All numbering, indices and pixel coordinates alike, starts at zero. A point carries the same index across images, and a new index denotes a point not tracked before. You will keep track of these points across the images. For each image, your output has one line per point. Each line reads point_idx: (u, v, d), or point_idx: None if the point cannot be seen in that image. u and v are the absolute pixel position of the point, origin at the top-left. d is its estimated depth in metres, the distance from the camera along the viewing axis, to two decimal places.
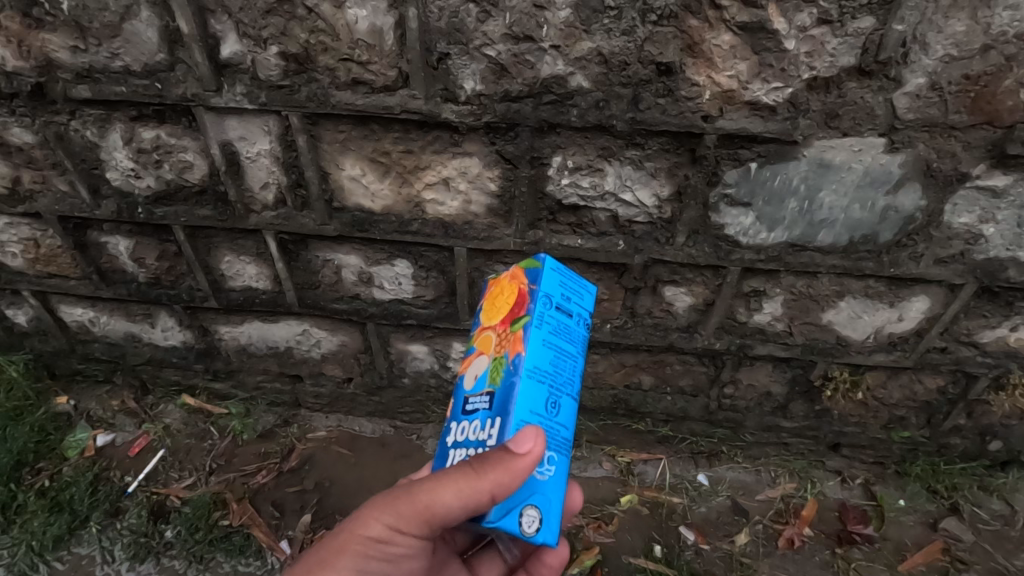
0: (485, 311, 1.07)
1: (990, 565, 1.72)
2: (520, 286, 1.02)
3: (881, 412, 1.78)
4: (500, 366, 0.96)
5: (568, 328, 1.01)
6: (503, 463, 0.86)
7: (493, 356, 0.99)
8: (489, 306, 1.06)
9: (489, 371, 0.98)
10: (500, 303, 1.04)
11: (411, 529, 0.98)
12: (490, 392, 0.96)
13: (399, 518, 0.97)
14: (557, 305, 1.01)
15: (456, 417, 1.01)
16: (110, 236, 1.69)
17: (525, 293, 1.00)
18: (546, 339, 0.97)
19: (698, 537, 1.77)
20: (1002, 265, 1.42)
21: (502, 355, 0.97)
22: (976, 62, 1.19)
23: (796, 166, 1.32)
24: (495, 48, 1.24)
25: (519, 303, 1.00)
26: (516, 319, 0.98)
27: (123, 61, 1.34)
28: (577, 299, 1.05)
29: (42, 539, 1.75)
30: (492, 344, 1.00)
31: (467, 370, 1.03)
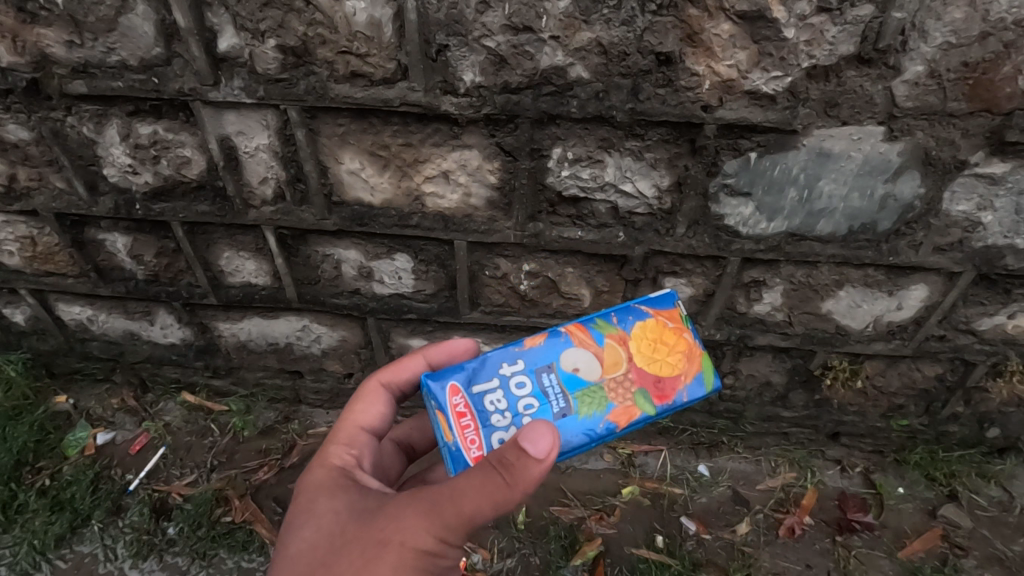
0: (641, 339, 1.14)
1: (989, 552, 1.73)
2: (682, 376, 1.12)
3: (880, 401, 1.79)
4: (599, 410, 1.08)
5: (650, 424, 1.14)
6: (528, 467, 0.89)
7: (603, 388, 1.09)
8: (647, 342, 1.13)
9: (589, 390, 1.08)
10: (658, 362, 1.12)
11: (459, 535, 0.94)
12: (571, 414, 1.07)
13: (449, 527, 0.92)
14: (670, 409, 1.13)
15: (534, 368, 1.09)
16: (107, 233, 1.68)
17: (671, 393, 1.11)
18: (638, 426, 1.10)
19: (700, 527, 1.78)
20: (1000, 252, 1.43)
21: (607, 405, 1.08)
22: (974, 49, 1.19)
23: (795, 155, 1.32)
24: (494, 39, 1.23)
25: (661, 389, 1.11)
26: (644, 396, 1.10)
27: (119, 56, 1.33)
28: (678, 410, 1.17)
29: (44, 538, 1.74)
30: (613, 375, 1.10)
31: (579, 347, 1.11)
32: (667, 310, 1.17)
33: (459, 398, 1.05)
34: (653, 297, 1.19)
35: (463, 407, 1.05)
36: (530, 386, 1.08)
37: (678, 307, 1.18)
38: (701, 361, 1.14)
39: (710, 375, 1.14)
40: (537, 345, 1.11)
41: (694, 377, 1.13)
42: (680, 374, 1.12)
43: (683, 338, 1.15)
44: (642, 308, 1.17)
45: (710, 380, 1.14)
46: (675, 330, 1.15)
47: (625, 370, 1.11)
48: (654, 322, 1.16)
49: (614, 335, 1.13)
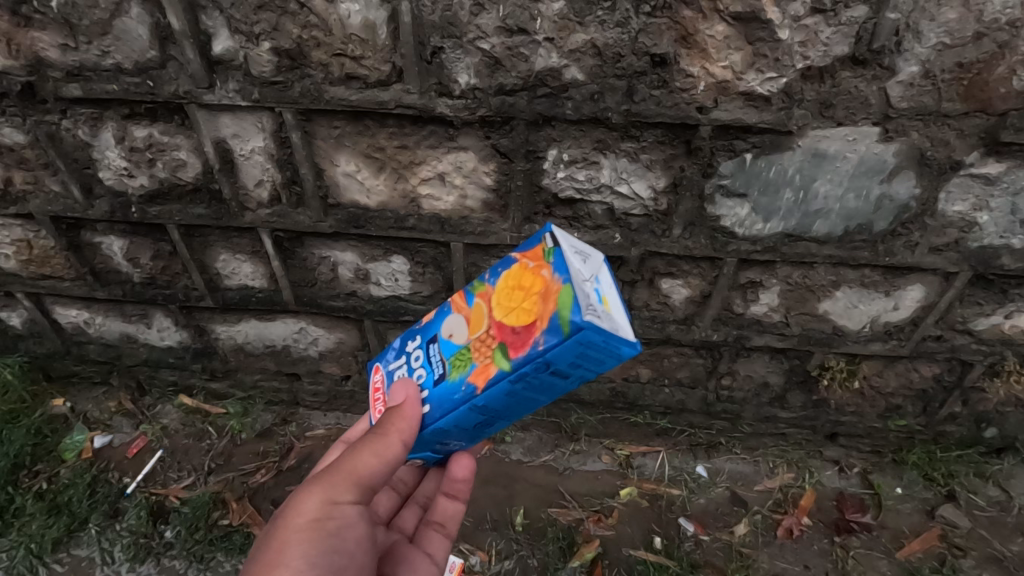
0: (504, 289, 0.90)
1: (988, 551, 1.73)
2: (538, 323, 0.82)
3: (877, 401, 1.79)
4: (462, 373, 0.92)
5: (550, 388, 0.87)
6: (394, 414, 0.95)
7: (468, 351, 0.92)
8: (506, 291, 0.90)
9: (456, 359, 0.93)
10: (518, 308, 0.86)
11: (347, 493, 0.98)
12: (443, 379, 0.94)
13: (331, 485, 0.98)
14: (552, 368, 0.83)
15: (430, 336, 1.01)
16: (104, 236, 1.68)
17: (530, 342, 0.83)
18: (510, 388, 0.87)
19: (698, 529, 1.78)
20: (996, 252, 1.43)
21: (470, 365, 0.90)
22: (969, 50, 1.19)
23: (791, 156, 1.32)
24: (489, 41, 1.24)
25: (521, 340, 0.84)
26: (503, 350, 0.87)
27: (114, 59, 1.33)
28: (586, 370, 0.83)
29: (41, 542, 1.74)
30: (476, 335, 0.91)
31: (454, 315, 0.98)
32: (533, 247, 0.89)
33: (377, 376, 1.09)
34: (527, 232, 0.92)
35: (380, 380, 1.08)
36: (421, 357, 1.00)
37: (547, 239, 0.88)
38: (558, 297, 0.81)
39: (567, 313, 0.78)
40: (430, 319, 1.03)
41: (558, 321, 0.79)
42: (542, 321, 0.82)
43: (541, 276, 0.85)
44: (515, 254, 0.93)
45: (568, 322, 0.78)
46: (535, 270, 0.87)
47: (491, 322, 0.90)
48: (518, 267, 0.90)
49: (484, 292, 0.94)
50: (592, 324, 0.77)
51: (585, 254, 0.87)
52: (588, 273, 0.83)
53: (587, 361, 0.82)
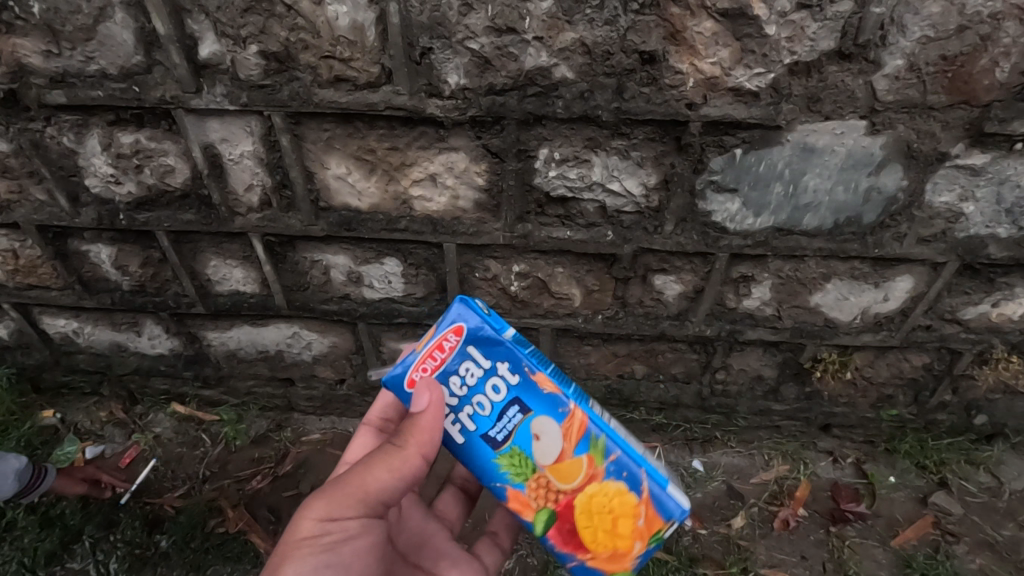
0: (602, 492, 1.04)
1: (980, 537, 1.75)
2: (590, 551, 1.06)
3: (869, 391, 1.81)
4: (513, 476, 1.06)
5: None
6: (417, 427, 1.02)
7: (535, 471, 1.05)
8: (587, 496, 1.05)
9: (514, 463, 1.06)
10: (590, 517, 1.05)
11: (347, 510, 1.00)
12: (491, 445, 1.06)
13: (336, 501, 0.99)
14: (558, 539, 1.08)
15: (516, 396, 1.05)
16: (91, 244, 1.66)
17: (570, 549, 1.08)
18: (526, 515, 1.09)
19: (695, 523, 1.79)
20: (982, 242, 1.45)
21: (519, 483, 1.06)
22: (952, 42, 1.21)
23: (780, 150, 1.33)
24: (477, 41, 1.23)
25: (565, 538, 1.07)
26: (549, 518, 1.06)
27: (99, 65, 1.32)
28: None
29: (34, 556, 1.71)
30: (550, 478, 1.05)
31: (551, 427, 1.05)
32: (653, 516, 1.03)
33: (455, 338, 1.06)
34: (669, 496, 1.02)
35: (449, 351, 1.06)
36: (499, 400, 1.05)
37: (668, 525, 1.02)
38: (614, 568, 1.06)
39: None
40: (542, 385, 1.05)
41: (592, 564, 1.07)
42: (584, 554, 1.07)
43: (630, 544, 1.04)
44: (646, 482, 1.03)
45: None
46: (638, 529, 1.03)
47: (565, 489, 1.05)
48: (632, 498, 1.03)
49: (593, 462, 1.04)
50: None
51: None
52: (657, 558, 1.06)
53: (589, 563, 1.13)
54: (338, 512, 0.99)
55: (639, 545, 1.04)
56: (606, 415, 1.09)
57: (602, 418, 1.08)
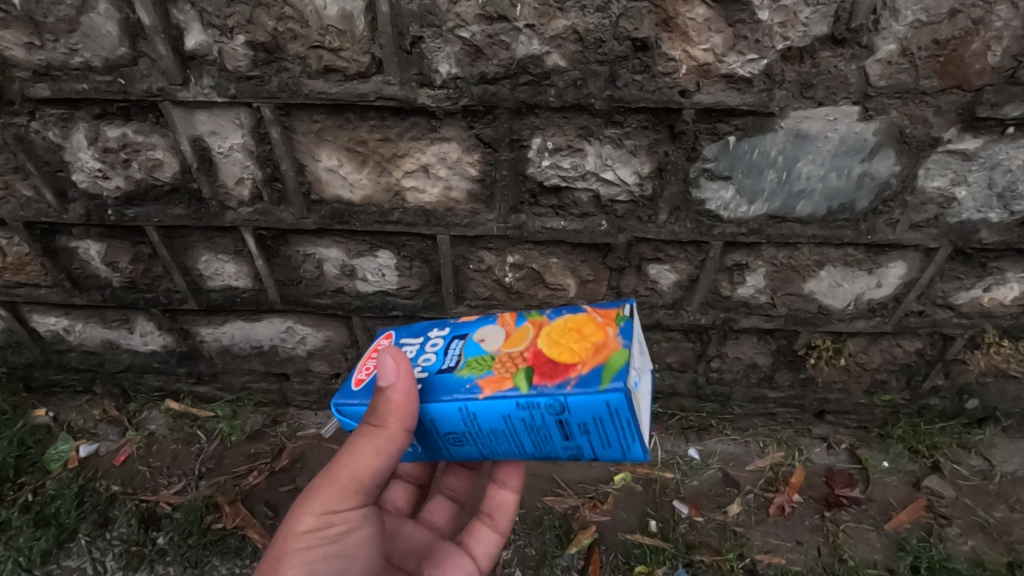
0: (558, 325, 0.97)
1: (973, 519, 1.77)
2: (578, 366, 0.89)
3: (863, 377, 1.82)
4: (478, 372, 0.93)
5: (547, 441, 0.92)
6: (387, 400, 0.90)
7: (493, 355, 0.95)
8: (555, 331, 0.96)
9: (469, 363, 0.95)
10: (561, 346, 0.93)
11: (346, 502, 0.99)
12: (450, 371, 0.95)
13: (332, 495, 0.98)
14: (562, 419, 0.88)
15: (455, 331, 1.02)
16: (80, 241, 1.64)
17: (557, 374, 0.88)
18: (513, 415, 0.90)
19: (692, 510, 1.80)
20: (974, 227, 1.46)
21: (485, 371, 0.93)
22: (944, 26, 1.21)
23: (773, 137, 1.33)
24: (469, 29, 1.22)
25: (552, 371, 0.89)
26: (527, 372, 0.90)
27: (83, 57, 1.30)
28: (597, 442, 0.90)
29: (30, 555, 1.70)
30: (510, 349, 0.95)
31: (489, 326, 1.01)
32: (601, 310, 0.99)
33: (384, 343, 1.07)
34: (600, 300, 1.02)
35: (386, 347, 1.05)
36: (443, 344, 1.01)
37: (623, 308, 0.98)
38: (610, 357, 0.89)
39: (611, 374, 0.86)
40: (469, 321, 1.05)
41: (587, 370, 0.88)
42: (579, 369, 0.88)
43: (603, 331, 0.93)
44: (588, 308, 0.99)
45: (612, 380, 0.85)
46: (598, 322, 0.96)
47: (525, 346, 0.95)
48: (582, 315, 0.98)
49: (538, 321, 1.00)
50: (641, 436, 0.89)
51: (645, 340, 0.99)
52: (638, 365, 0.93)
53: (599, 433, 0.89)
54: (338, 504, 0.99)
55: (614, 336, 0.92)
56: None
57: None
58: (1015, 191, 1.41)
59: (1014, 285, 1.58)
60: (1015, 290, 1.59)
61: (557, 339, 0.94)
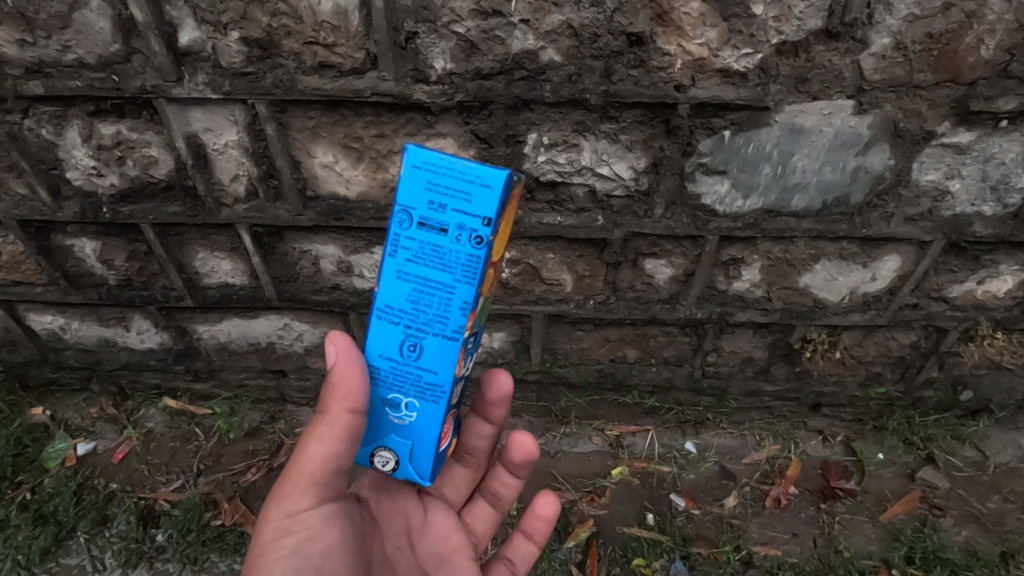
0: None
1: (966, 510, 1.79)
2: None
3: (858, 369, 1.83)
4: None
5: (441, 252, 0.88)
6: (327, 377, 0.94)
7: None
8: None
9: None
10: None
11: (302, 498, 0.99)
12: None
13: (286, 497, 0.99)
14: (418, 220, 0.88)
15: None
16: (75, 238, 1.63)
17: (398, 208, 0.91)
18: (403, 268, 0.90)
19: (688, 503, 1.81)
20: (968, 220, 1.47)
21: None
22: (938, 20, 1.21)
23: (768, 131, 1.33)
24: (464, 24, 1.22)
25: None
26: None
27: (76, 54, 1.29)
28: (456, 202, 0.86)
29: (28, 553, 1.70)
30: None
31: None
32: None
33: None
34: None
35: None
36: None
37: None
38: None
39: None
40: None
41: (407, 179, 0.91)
42: None
43: None
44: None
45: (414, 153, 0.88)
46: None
47: None
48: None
49: None
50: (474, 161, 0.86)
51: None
52: None
53: (445, 196, 0.86)
54: (295, 501, 0.99)
55: None
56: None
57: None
58: (1009, 184, 1.42)
59: (1008, 278, 1.59)
60: (1009, 283, 1.60)
61: None
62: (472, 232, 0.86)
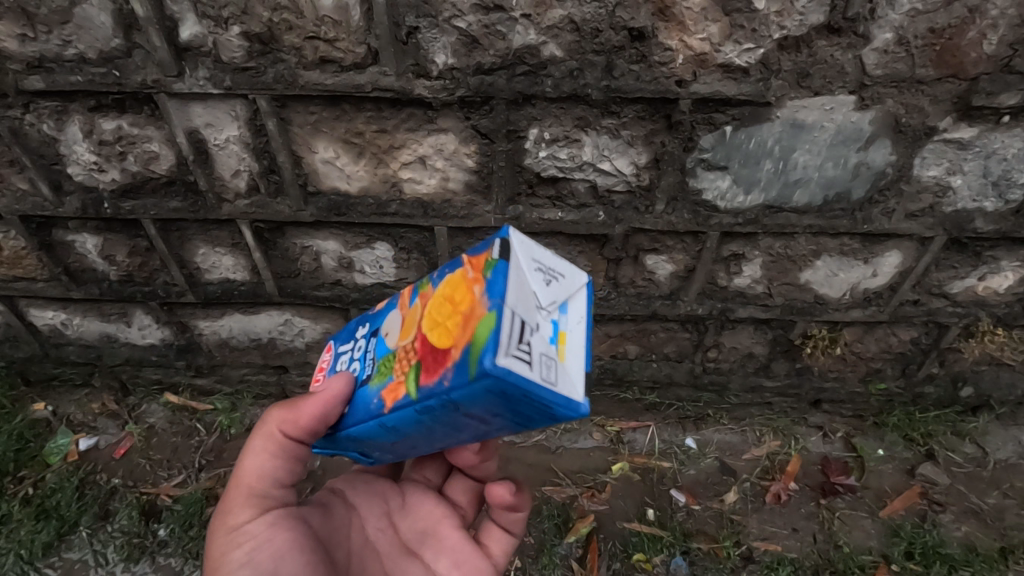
0: (439, 297, 0.81)
1: (966, 506, 1.79)
2: (452, 350, 0.73)
3: (858, 366, 1.84)
4: (383, 380, 0.85)
5: (474, 428, 0.79)
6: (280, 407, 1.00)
7: (395, 354, 0.85)
8: (439, 302, 0.80)
9: (383, 367, 0.86)
10: (439, 325, 0.78)
11: (245, 511, 1.01)
12: (368, 382, 0.88)
13: (229, 511, 1.01)
14: (463, 409, 0.74)
15: (375, 327, 0.94)
16: (76, 234, 1.63)
17: (439, 369, 0.74)
18: (424, 419, 0.78)
19: (688, 499, 1.81)
20: (969, 216, 1.47)
21: (389, 377, 0.84)
22: (941, 15, 1.21)
23: (769, 127, 1.33)
24: (465, 19, 1.22)
25: (434, 363, 0.75)
26: (417, 373, 0.78)
27: (77, 49, 1.29)
28: (519, 418, 0.74)
29: (31, 547, 1.71)
30: (404, 342, 0.83)
31: (391, 320, 0.90)
32: (477, 254, 0.79)
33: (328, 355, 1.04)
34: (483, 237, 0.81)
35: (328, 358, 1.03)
36: (363, 350, 0.94)
37: (491, 247, 0.77)
38: (476, 324, 0.71)
39: (477, 355, 0.68)
40: (383, 308, 0.96)
41: (462, 347, 0.72)
42: (454, 351, 0.73)
43: (472, 294, 0.75)
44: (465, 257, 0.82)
45: (481, 350, 0.68)
46: (469, 287, 0.77)
47: (411, 339, 0.82)
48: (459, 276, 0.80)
49: (422, 292, 0.86)
50: (565, 382, 0.72)
51: (550, 263, 0.79)
52: (546, 297, 0.76)
53: (514, 411, 0.73)
54: (239, 517, 1.01)
55: (479, 286, 0.74)
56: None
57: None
58: (1010, 179, 1.41)
59: (1009, 274, 1.59)
60: (1010, 279, 1.60)
61: (436, 321, 0.79)
62: (518, 428, 0.78)
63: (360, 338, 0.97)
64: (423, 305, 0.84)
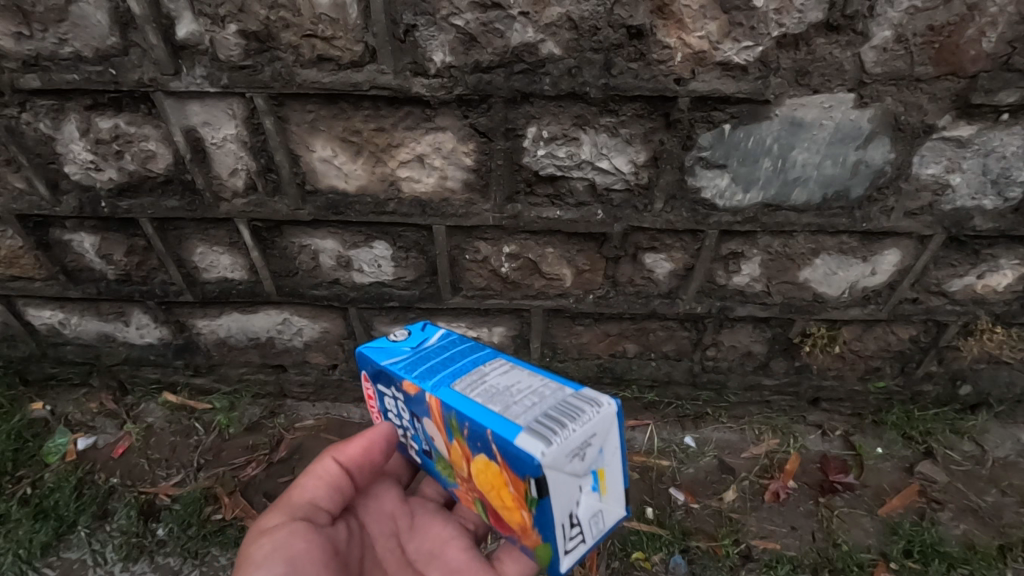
0: (482, 464, 0.90)
1: (965, 503, 1.79)
2: (516, 528, 0.93)
3: (857, 364, 1.84)
4: (448, 477, 1.04)
5: None
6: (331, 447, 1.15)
7: (451, 467, 1.01)
8: (484, 473, 0.91)
9: (442, 466, 1.03)
10: (494, 492, 0.92)
11: (276, 516, 1.05)
12: (431, 459, 1.06)
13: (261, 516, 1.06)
14: None
15: (414, 411, 1.00)
16: (73, 233, 1.63)
17: (506, 528, 0.96)
18: None
19: (687, 497, 1.81)
20: (968, 214, 1.47)
21: (454, 482, 1.03)
22: (940, 12, 1.21)
23: (768, 125, 1.33)
24: (463, 17, 1.22)
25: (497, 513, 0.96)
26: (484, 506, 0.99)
27: (73, 47, 1.28)
28: None
29: (29, 547, 1.70)
30: (458, 469, 0.98)
31: (432, 429, 0.98)
32: (513, 472, 0.83)
33: (368, 384, 1.09)
34: (509, 447, 0.81)
35: (374, 396, 1.10)
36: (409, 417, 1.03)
37: (528, 482, 0.82)
38: (537, 541, 0.90)
39: (544, 561, 0.92)
40: (410, 391, 0.97)
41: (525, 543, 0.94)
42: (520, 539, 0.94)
43: (522, 513, 0.88)
44: (495, 446, 0.84)
45: (547, 562, 0.92)
46: (513, 497, 0.87)
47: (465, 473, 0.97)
48: (496, 469, 0.87)
49: (459, 438, 0.91)
50: (609, 517, 0.93)
51: (581, 445, 0.83)
52: (584, 470, 0.86)
53: None
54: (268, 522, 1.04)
55: (532, 529, 0.89)
56: (469, 391, 0.90)
57: (459, 394, 0.90)
58: (1009, 177, 1.41)
59: (1008, 272, 1.59)
60: (1009, 277, 1.60)
61: (488, 482, 0.92)
62: None
63: (399, 400, 1.02)
64: (466, 458, 0.93)
